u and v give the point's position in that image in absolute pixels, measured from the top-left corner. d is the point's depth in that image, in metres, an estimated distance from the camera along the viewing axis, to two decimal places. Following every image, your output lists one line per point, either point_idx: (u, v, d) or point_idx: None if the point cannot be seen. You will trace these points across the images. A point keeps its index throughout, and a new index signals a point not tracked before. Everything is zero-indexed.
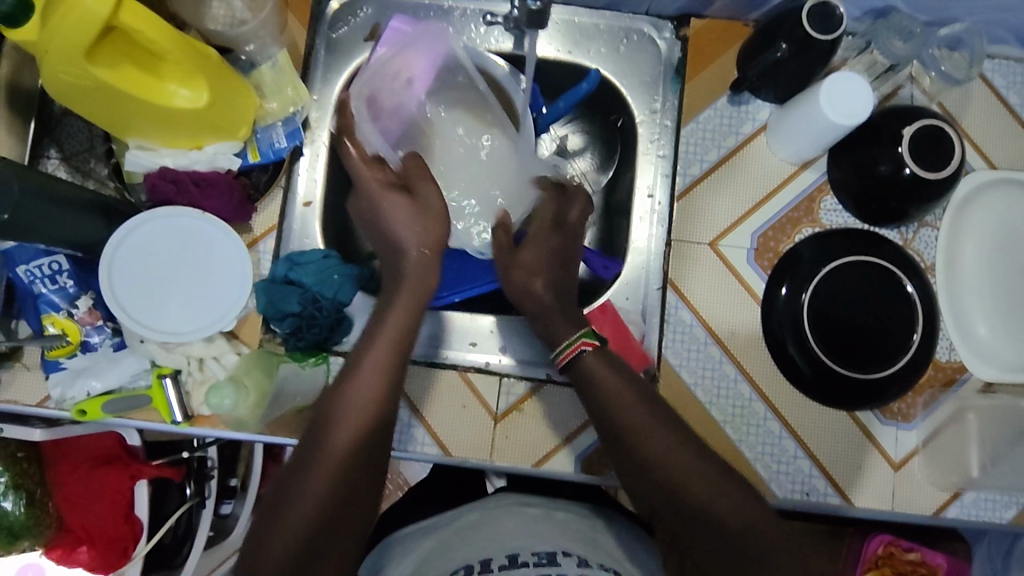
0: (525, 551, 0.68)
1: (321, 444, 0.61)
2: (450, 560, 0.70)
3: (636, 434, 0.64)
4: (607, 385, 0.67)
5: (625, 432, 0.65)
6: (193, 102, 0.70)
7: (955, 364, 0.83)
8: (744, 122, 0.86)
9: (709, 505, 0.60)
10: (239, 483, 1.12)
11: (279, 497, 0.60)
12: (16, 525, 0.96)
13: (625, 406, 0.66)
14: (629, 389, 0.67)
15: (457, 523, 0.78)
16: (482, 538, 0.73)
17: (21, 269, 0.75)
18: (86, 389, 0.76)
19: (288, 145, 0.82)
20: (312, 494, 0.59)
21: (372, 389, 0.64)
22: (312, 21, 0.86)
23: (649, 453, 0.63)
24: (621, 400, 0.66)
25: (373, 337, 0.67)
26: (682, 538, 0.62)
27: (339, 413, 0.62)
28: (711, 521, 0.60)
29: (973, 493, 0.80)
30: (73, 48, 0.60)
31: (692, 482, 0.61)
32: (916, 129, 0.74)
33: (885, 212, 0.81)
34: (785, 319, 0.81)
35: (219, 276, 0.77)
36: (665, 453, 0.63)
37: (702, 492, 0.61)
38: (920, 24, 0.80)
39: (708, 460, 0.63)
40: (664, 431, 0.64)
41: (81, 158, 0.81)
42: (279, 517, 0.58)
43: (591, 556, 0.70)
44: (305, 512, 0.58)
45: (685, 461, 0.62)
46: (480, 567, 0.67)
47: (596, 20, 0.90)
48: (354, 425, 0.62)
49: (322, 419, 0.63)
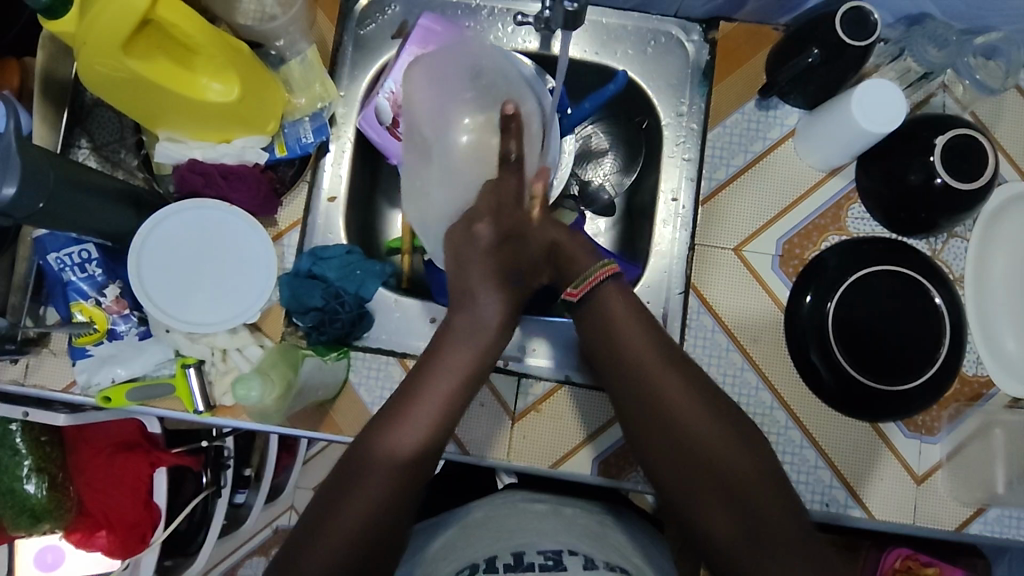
0: (531, 550, 0.68)
1: (384, 448, 0.65)
2: (460, 558, 0.71)
3: (688, 432, 0.66)
4: (664, 380, 0.68)
5: (675, 429, 0.67)
6: (226, 96, 0.70)
7: (982, 378, 0.81)
8: (772, 127, 0.85)
9: (757, 506, 0.64)
10: (253, 474, 1.13)
11: (338, 491, 0.64)
12: (38, 507, 0.98)
13: (681, 404, 0.67)
14: (684, 387, 0.68)
15: (467, 518, 0.79)
16: (492, 536, 0.73)
17: (51, 257, 0.77)
18: (111, 376, 0.78)
19: (314, 141, 0.83)
20: (374, 492, 0.64)
21: (436, 399, 0.68)
22: (340, 17, 0.87)
23: (701, 452, 0.66)
24: (676, 397, 0.67)
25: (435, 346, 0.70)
26: (719, 537, 0.64)
27: (397, 430, 0.66)
28: (756, 522, 0.63)
29: (997, 509, 0.79)
30: (111, 42, 0.61)
31: (741, 484, 0.65)
32: (948, 138, 0.73)
33: (915, 222, 0.79)
34: (810, 327, 0.80)
35: (247, 269, 0.78)
36: (717, 454, 0.66)
37: (751, 492, 0.64)
38: (955, 32, 0.78)
39: (758, 463, 0.66)
40: (716, 432, 0.66)
41: (112, 149, 0.82)
42: (340, 510, 0.63)
43: (598, 554, 0.69)
44: (367, 507, 0.63)
45: (735, 462, 0.65)
46: (485, 566, 0.68)
47: (623, 21, 0.89)
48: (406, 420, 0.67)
49: (382, 423, 0.67)
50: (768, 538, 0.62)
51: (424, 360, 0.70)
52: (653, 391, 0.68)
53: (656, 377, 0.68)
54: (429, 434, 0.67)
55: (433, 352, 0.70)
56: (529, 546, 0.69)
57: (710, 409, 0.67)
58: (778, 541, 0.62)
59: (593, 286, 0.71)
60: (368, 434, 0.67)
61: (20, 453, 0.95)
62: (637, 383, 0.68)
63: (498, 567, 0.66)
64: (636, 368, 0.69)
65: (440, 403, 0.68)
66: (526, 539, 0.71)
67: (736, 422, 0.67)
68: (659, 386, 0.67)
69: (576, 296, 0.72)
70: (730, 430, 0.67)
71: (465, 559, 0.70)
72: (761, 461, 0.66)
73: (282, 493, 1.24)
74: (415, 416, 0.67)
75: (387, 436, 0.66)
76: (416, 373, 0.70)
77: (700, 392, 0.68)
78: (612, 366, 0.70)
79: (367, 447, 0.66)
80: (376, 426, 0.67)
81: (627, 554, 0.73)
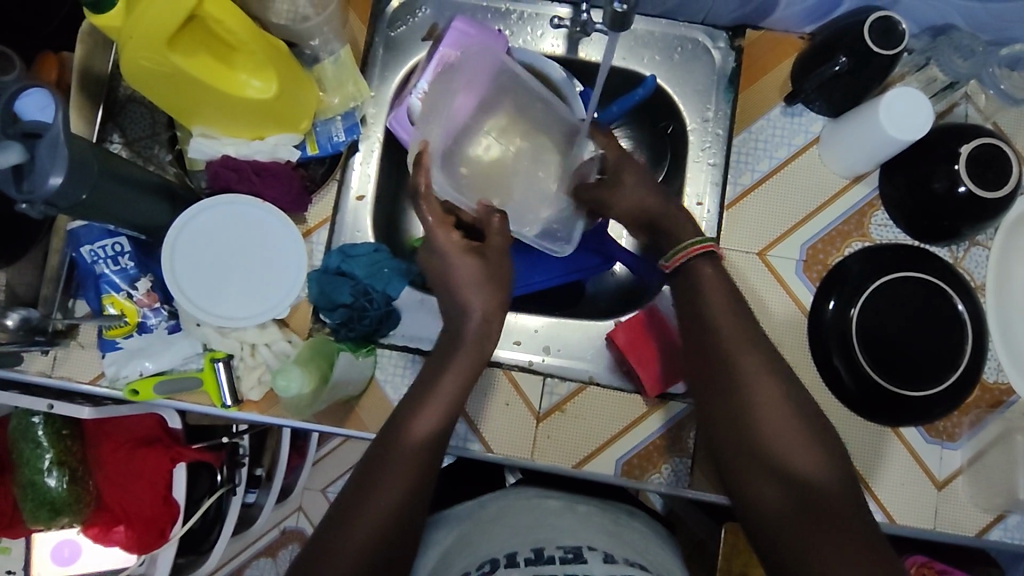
0: (550, 545, 0.69)
1: (404, 434, 0.63)
2: (474, 552, 0.71)
3: (752, 403, 0.62)
4: (729, 349, 0.64)
5: (738, 398, 0.63)
6: (264, 93, 0.72)
7: (1002, 385, 0.82)
8: (797, 134, 0.86)
9: (812, 483, 0.59)
10: (264, 473, 1.13)
11: (360, 486, 0.62)
12: (58, 500, 0.98)
13: (745, 373, 0.63)
14: (752, 357, 0.63)
15: (483, 513, 0.79)
16: (515, 532, 0.73)
17: (85, 249, 0.77)
18: (139, 369, 0.78)
19: (346, 140, 0.84)
20: (390, 485, 0.61)
21: (451, 388, 0.67)
22: (371, 18, 0.88)
23: (761, 423, 0.61)
24: (741, 364, 0.63)
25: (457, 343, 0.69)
26: (770, 515, 0.59)
27: (413, 424, 0.64)
28: (811, 501, 0.58)
29: (1017, 516, 0.80)
30: (159, 38, 0.62)
31: (797, 464, 0.59)
32: (973, 148, 0.74)
33: (937, 230, 0.80)
34: (834, 333, 0.80)
35: (277, 263, 0.79)
36: (780, 429, 0.61)
37: (807, 469, 0.59)
38: (981, 44, 0.80)
39: (822, 441, 0.61)
40: (781, 408, 0.62)
41: (144, 144, 0.83)
42: (361, 507, 0.60)
43: (617, 551, 0.70)
44: (390, 499, 0.61)
45: (799, 442, 0.60)
46: (506, 560, 0.67)
47: (651, 27, 0.90)
48: (430, 413, 0.65)
49: (403, 417, 0.65)
50: (824, 523, 0.57)
51: (445, 357, 0.68)
52: (724, 359, 0.64)
53: (726, 346, 0.64)
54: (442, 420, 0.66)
55: (449, 349, 0.69)
56: (549, 541, 0.70)
57: (778, 381, 0.63)
58: (837, 527, 0.56)
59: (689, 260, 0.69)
60: (390, 424, 0.66)
61: (42, 446, 0.96)
62: (703, 349, 0.65)
63: (518, 560, 0.66)
64: (705, 332, 0.66)
65: (454, 396, 0.67)
66: (547, 535, 0.72)
67: (799, 397, 0.63)
68: (724, 354, 0.64)
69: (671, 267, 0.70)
70: (796, 406, 0.62)
71: (485, 555, 0.70)
72: (821, 439, 0.61)
73: (293, 493, 1.24)
74: (432, 406, 0.66)
75: (410, 427, 0.64)
76: (431, 369, 0.69)
77: (767, 362, 0.63)
78: (691, 336, 0.67)
79: (388, 440, 0.64)
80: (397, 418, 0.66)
81: (643, 549, 0.74)
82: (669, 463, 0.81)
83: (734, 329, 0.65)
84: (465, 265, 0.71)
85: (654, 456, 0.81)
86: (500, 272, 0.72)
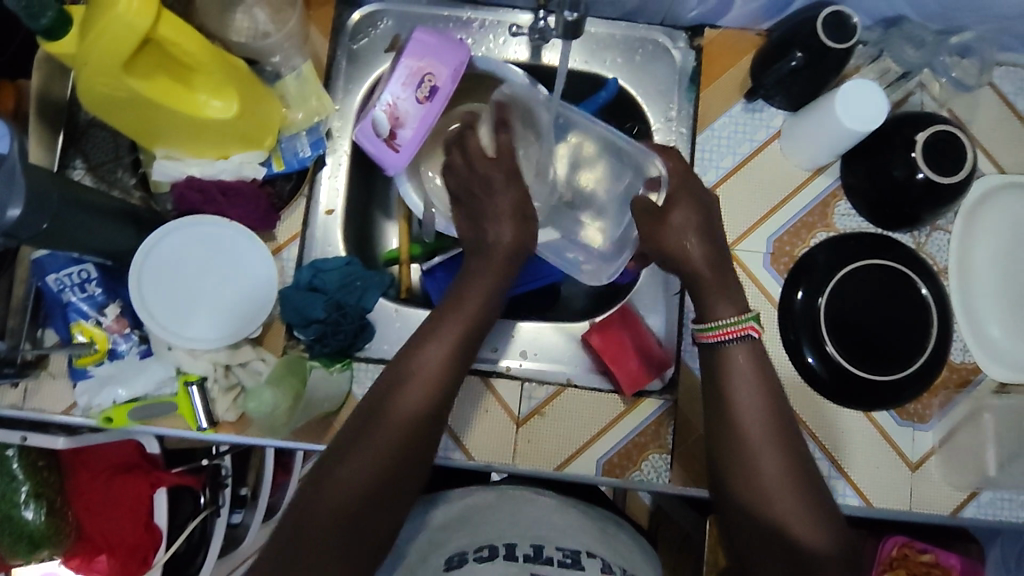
0: (549, 545, 0.69)
1: (385, 421, 0.63)
2: (476, 532, 0.72)
3: (748, 436, 0.65)
4: (735, 382, 0.67)
5: (736, 430, 0.65)
6: (225, 112, 0.71)
7: (969, 365, 0.84)
8: (759, 129, 0.87)
9: (788, 520, 0.61)
10: (249, 492, 1.07)
11: (337, 450, 0.62)
12: (37, 533, 0.96)
13: (740, 406, 0.66)
14: (754, 410, 0.66)
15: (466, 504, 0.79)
16: (505, 521, 0.74)
17: (51, 278, 0.76)
18: (112, 397, 0.77)
19: (311, 155, 0.83)
20: (359, 474, 0.60)
21: (434, 375, 0.65)
22: (333, 33, 0.88)
23: (751, 455, 0.64)
24: (744, 398, 0.66)
25: (446, 320, 0.69)
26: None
27: (396, 404, 0.64)
28: (784, 535, 0.61)
29: (989, 493, 0.82)
30: (113, 62, 0.61)
31: (799, 535, 0.61)
32: (929, 135, 0.75)
33: (900, 217, 0.82)
34: (803, 322, 0.82)
35: (247, 282, 0.78)
36: (786, 501, 0.62)
37: (785, 507, 0.62)
38: (931, 33, 0.82)
39: (821, 508, 0.62)
40: (773, 444, 0.64)
41: (107, 168, 0.82)
42: (335, 473, 0.61)
43: (612, 558, 0.72)
44: (360, 479, 0.60)
45: (783, 480, 0.63)
46: (505, 549, 0.68)
47: (611, 30, 0.91)
48: (420, 394, 0.65)
49: (385, 393, 0.65)
50: None
51: (426, 339, 0.67)
52: (734, 425, 0.65)
53: (732, 379, 0.67)
54: (429, 411, 0.65)
55: (434, 331, 0.68)
56: (547, 540, 0.71)
57: (786, 451, 0.64)
58: None
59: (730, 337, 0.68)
60: (371, 406, 0.64)
61: (16, 479, 0.94)
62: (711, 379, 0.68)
63: (518, 555, 0.66)
64: (715, 364, 0.68)
65: (445, 368, 0.66)
66: (546, 533, 0.72)
67: (792, 437, 0.65)
68: (734, 418, 0.65)
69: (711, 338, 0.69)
70: (784, 442, 0.65)
71: (481, 539, 0.70)
72: (806, 480, 0.63)
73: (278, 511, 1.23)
74: (412, 394, 0.64)
75: (389, 406, 0.64)
76: (421, 337, 0.68)
77: (776, 429, 0.65)
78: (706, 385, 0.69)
79: (370, 416, 0.64)
80: (377, 404, 0.64)
81: (625, 552, 0.76)
82: (649, 459, 0.82)
83: (747, 393, 0.66)
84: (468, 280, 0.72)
85: (634, 453, 0.82)
86: (483, 263, 0.72)
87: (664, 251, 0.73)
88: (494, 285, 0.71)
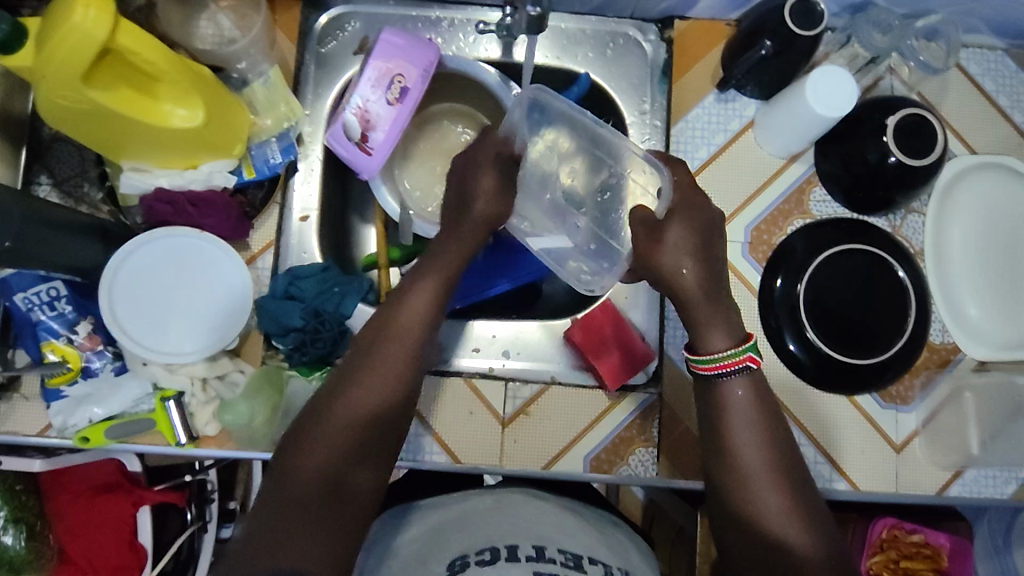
0: (551, 546, 0.68)
1: (347, 405, 0.62)
2: (469, 534, 0.71)
3: (745, 473, 0.63)
4: (736, 419, 0.65)
5: (735, 466, 0.64)
6: (190, 121, 0.70)
7: (948, 345, 0.85)
8: (732, 119, 0.87)
9: (795, 553, 0.59)
10: (239, 506, 1.06)
11: (297, 437, 0.61)
12: (17, 560, 0.94)
13: (728, 395, 0.66)
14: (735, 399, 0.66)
15: (463, 505, 0.79)
16: (494, 521, 0.73)
17: (18, 298, 0.75)
18: (88, 416, 0.75)
19: (282, 161, 0.82)
20: (318, 458, 0.59)
21: (397, 362, 0.64)
22: (300, 37, 0.87)
23: (738, 469, 0.63)
24: (744, 436, 0.64)
25: (402, 299, 0.68)
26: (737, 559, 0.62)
27: (359, 388, 0.63)
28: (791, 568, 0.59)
29: (973, 470, 0.82)
30: (71, 74, 0.60)
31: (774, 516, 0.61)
32: (899, 119, 0.76)
33: (874, 201, 0.83)
34: (783, 309, 0.82)
35: (222, 294, 0.77)
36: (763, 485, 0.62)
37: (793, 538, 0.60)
38: (897, 17, 0.82)
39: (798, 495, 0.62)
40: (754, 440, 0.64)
41: (74, 183, 0.81)
42: (296, 462, 0.59)
43: (614, 560, 0.71)
44: (317, 464, 0.59)
45: (780, 502, 0.62)
46: (508, 553, 0.66)
47: (581, 25, 0.91)
48: (382, 380, 0.63)
49: (348, 376, 0.64)
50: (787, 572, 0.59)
51: (387, 322, 0.66)
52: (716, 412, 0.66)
53: (732, 415, 0.65)
54: (379, 408, 0.63)
55: (395, 312, 0.67)
56: (550, 541, 0.70)
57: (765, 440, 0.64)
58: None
59: (729, 371, 0.66)
60: (329, 391, 0.63)
61: None
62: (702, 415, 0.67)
63: (520, 556, 0.65)
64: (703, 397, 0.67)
65: (410, 355, 0.65)
66: (534, 528, 0.72)
67: (783, 451, 0.64)
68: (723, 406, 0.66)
69: (706, 368, 0.67)
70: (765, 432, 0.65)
71: (481, 540, 0.69)
72: (797, 491, 0.62)
73: None
74: (370, 383, 0.63)
75: (351, 390, 0.63)
76: (381, 316, 0.67)
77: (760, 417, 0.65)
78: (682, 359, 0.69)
79: (328, 399, 0.62)
80: (326, 413, 0.62)
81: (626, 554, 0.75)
82: (636, 453, 0.82)
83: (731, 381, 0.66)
84: (436, 257, 0.71)
85: (621, 449, 0.82)
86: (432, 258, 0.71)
87: (667, 249, 0.69)
88: (452, 259, 0.71)
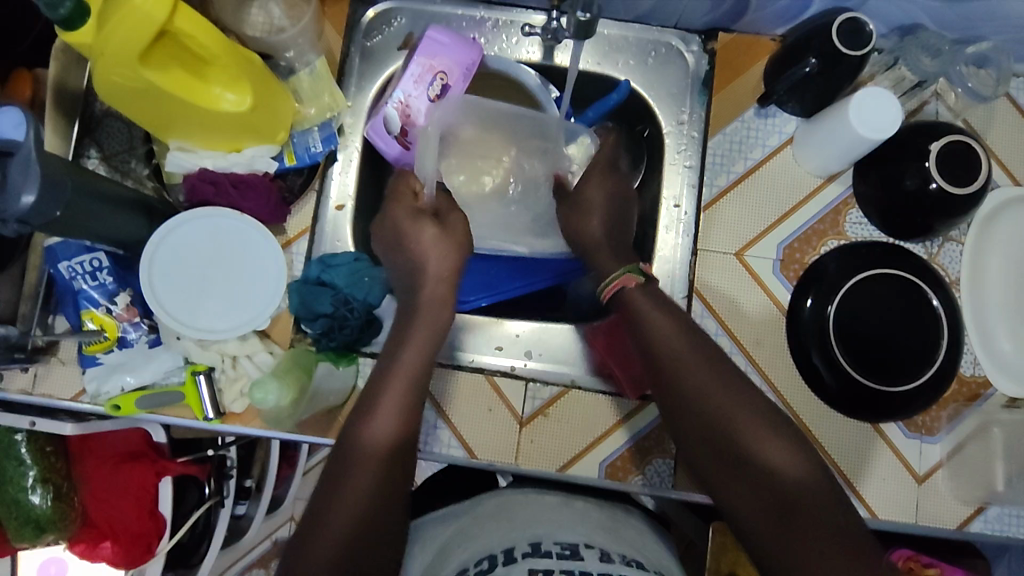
0: (547, 539, 0.70)
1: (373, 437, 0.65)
2: (475, 545, 0.72)
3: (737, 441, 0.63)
4: (710, 391, 0.65)
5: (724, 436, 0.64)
6: (238, 106, 0.72)
7: (979, 379, 0.83)
8: (771, 135, 0.87)
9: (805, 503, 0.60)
10: (253, 484, 1.09)
11: (333, 476, 0.64)
12: (42, 518, 0.97)
13: (688, 373, 0.66)
14: (704, 369, 0.66)
15: (478, 509, 0.80)
16: (501, 526, 0.74)
17: (63, 266, 0.77)
18: (121, 384, 0.78)
19: (323, 150, 0.84)
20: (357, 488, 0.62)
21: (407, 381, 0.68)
22: (347, 29, 0.88)
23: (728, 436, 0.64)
24: (723, 405, 0.65)
25: (413, 316, 0.72)
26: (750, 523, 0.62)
27: (381, 416, 0.66)
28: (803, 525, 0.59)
29: (997, 508, 0.80)
30: (129, 54, 0.62)
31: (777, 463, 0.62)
32: (943, 145, 0.74)
33: (910, 226, 0.81)
34: (811, 331, 0.81)
35: (257, 275, 0.79)
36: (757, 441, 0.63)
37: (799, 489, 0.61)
38: (947, 42, 0.81)
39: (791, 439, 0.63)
40: (732, 404, 0.65)
41: (122, 158, 0.84)
42: (334, 496, 0.62)
43: (614, 547, 0.70)
44: (356, 490, 0.62)
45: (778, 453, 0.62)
46: (503, 557, 0.67)
47: (625, 32, 0.91)
48: (400, 402, 0.67)
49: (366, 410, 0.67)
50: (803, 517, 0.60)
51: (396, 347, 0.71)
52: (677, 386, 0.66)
53: (698, 386, 0.66)
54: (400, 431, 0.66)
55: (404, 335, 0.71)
56: (545, 536, 0.71)
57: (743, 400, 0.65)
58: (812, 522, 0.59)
59: (617, 288, 0.72)
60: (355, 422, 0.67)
61: (26, 463, 0.95)
62: (668, 386, 0.67)
63: (517, 555, 0.66)
64: (670, 377, 0.67)
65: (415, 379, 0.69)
66: (543, 530, 0.72)
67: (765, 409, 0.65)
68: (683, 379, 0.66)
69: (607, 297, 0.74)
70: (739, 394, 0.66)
71: (485, 549, 0.70)
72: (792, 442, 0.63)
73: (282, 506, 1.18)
74: (390, 410, 0.67)
75: (371, 419, 0.66)
76: (392, 342, 0.72)
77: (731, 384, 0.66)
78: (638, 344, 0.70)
79: (354, 431, 0.66)
80: (355, 442, 0.65)
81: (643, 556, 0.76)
82: (652, 464, 0.82)
83: (687, 353, 0.67)
84: (427, 256, 0.74)
85: (636, 458, 0.82)
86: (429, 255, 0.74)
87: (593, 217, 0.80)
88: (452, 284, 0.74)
